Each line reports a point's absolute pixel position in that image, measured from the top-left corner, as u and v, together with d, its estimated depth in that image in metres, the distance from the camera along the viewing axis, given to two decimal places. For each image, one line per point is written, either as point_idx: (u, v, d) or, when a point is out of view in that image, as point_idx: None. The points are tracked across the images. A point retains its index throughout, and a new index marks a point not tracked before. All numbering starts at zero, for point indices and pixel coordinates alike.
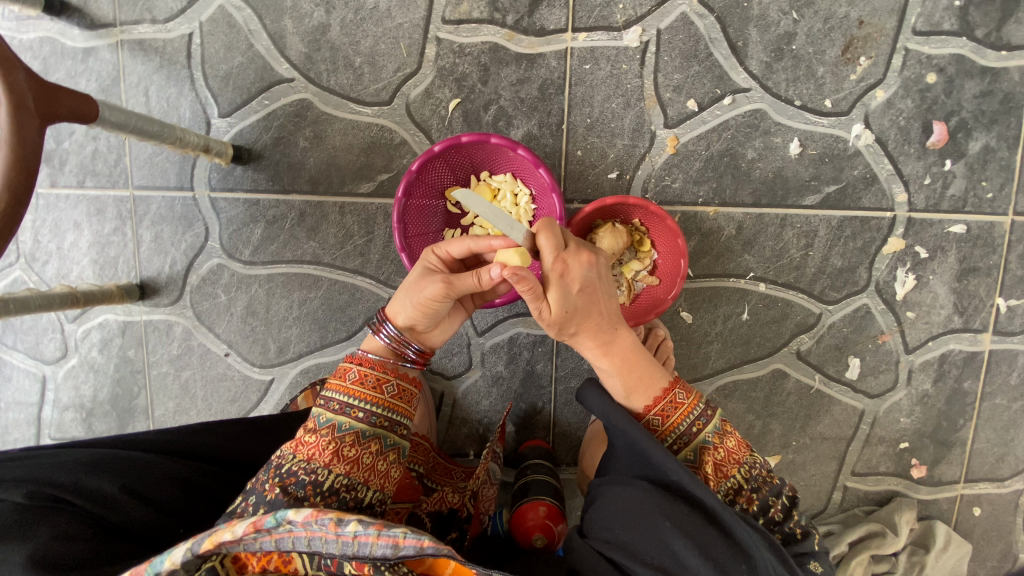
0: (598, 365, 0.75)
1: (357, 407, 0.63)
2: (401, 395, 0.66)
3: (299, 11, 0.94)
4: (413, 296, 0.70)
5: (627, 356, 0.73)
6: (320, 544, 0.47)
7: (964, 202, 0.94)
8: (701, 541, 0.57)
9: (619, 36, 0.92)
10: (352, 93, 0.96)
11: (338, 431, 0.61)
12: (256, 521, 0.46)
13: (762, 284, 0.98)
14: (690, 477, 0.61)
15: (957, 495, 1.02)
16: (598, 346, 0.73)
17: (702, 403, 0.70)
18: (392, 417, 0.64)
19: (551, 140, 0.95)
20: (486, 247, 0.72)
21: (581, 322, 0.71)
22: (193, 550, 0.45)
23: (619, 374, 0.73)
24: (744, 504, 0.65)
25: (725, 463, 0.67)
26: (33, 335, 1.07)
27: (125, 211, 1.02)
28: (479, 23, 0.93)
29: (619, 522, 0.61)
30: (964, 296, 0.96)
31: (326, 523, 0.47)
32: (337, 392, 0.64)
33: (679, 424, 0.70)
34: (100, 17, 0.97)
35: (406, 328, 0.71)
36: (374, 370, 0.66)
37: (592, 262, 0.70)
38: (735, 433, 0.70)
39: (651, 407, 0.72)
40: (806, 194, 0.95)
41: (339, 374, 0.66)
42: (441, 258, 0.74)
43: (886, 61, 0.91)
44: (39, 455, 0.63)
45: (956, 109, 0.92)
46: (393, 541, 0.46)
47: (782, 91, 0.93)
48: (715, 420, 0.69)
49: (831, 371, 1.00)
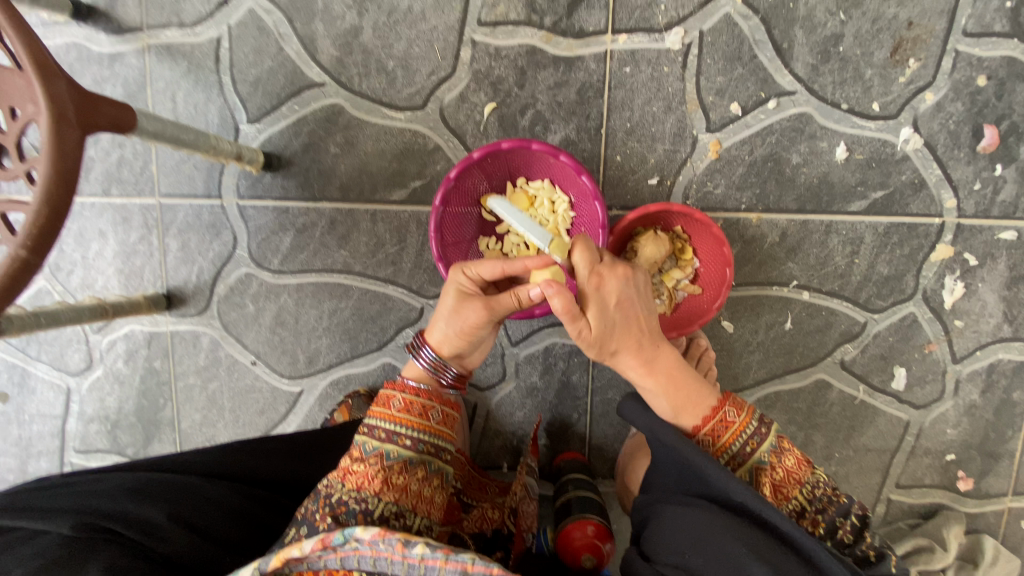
0: (642, 386, 0.70)
1: (404, 434, 0.62)
2: (445, 421, 0.67)
3: (330, 14, 0.92)
4: (455, 322, 0.70)
5: (672, 373, 0.68)
6: (386, 565, 0.47)
7: (1015, 208, 0.91)
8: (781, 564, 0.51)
9: (661, 39, 0.89)
10: (384, 97, 0.93)
11: (387, 459, 0.60)
12: (325, 538, 0.47)
13: (806, 292, 0.95)
14: (756, 497, 0.56)
15: (1005, 508, 1.00)
16: (641, 364, 0.68)
17: (755, 420, 0.65)
18: (438, 443, 0.65)
19: (590, 144, 0.93)
20: (521, 268, 0.69)
21: (621, 339, 0.67)
22: (260, 569, 0.46)
23: (666, 392, 0.68)
24: (809, 527, 0.61)
25: (784, 484, 0.62)
26: (57, 346, 1.05)
27: (151, 219, 1.00)
28: (516, 25, 0.90)
29: (686, 546, 0.55)
30: (1015, 304, 0.94)
31: (393, 543, 0.47)
32: (380, 420, 0.63)
33: (732, 444, 0.65)
34: (127, 21, 0.95)
35: (450, 356, 0.72)
36: (419, 398, 0.65)
37: (630, 275, 0.68)
38: (794, 450, 0.64)
39: (702, 427, 0.66)
40: (852, 199, 0.92)
41: (382, 401, 0.64)
42: (471, 279, 0.71)
43: (936, 63, 0.89)
44: (78, 483, 0.61)
45: (1008, 112, 0.89)
46: (461, 566, 0.45)
47: (828, 94, 0.90)
48: (770, 438, 0.64)
49: (875, 381, 0.97)
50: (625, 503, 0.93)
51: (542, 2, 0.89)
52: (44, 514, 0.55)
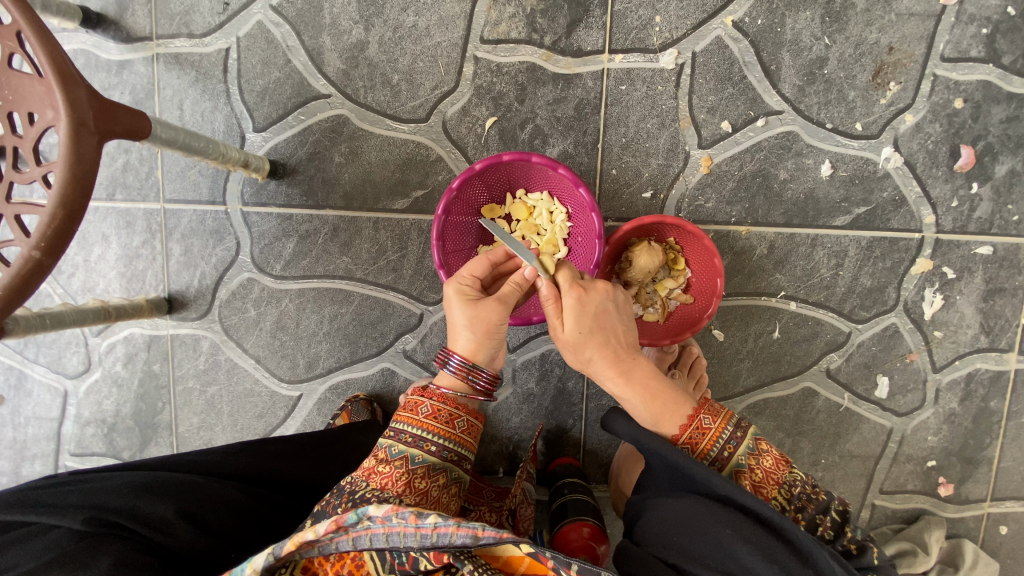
0: (618, 396, 0.71)
1: (430, 440, 0.64)
2: (469, 431, 0.67)
3: (338, 28, 0.95)
4: (477, 325, 0.70)
5: (648, 384, 0.69)
6: (399, 539, 0.50)
7: (990, 224, 0.96)
8: (765, 547, 0.53)
9: (655, 58, 0.94)
10: (389, 109, 0.96)
11: (411, 463, 0.62)
12: (339, 519, 0.49)
13: (794, 303, 0.99)
14: (739, 488, 0.58)
15: (984, 513, 1.03)
16: (618, 372, 0.70)
17: (731, 425, 0.66)
18: (461, 452, 0.66)
19: (587, 158, 0.96)
20: (503, 254, 0.77)
21: (597, 347, 0.69)
22: (275, 553, 0.48)
23: (643, 400, 0.69)
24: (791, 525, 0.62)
25: (764, 484, 0.64)
26: (56, 349, 1.06)
27: (155, 224, 1.01)
28: (517, 43, 0.94)
29: (675, 530, 0.58)
30: (991, 316, 0.98)
31: (406, 516, 0.49)
32: (408, 425, 0.65)
33: (710, 449, 0.66)
34: (137, 30, 0.98)
35: (484, 361, 0.71)
36: (446, 406, 0.66)
37: (609, 290, 0.71)
38: (772, 450, 0.66)
39: (680, 436, 0.67)
40: (837, 214, 0.96)
41: (411, 407, 0.67)
42: (470, 283, 0.74)
43: (915, 86, 0.93)
44: (87, 481, 0.62)
45: (983, 133, 0.94)
46: (473, 532, 0.49)
47: (814, 114, 0.94)
48: (747, 440, 0.65)
49: (859, 390, 1.01)
50: (620, 507, 0.95)
51: (542, 21, 0.93)
52: (54, 509, 0.56)
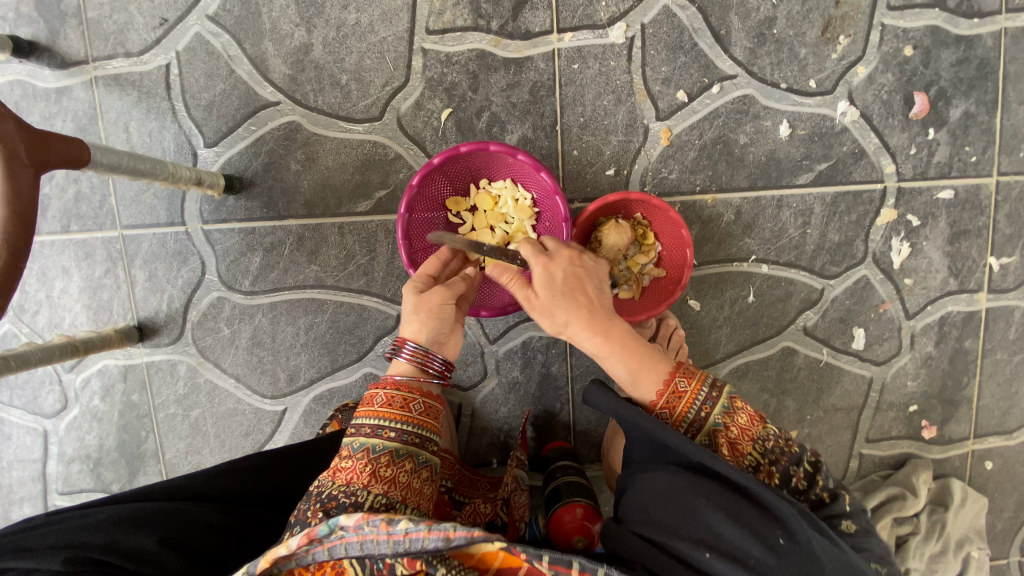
0: (599, 356, 0.69)
1: (388, 427, 0.64)
2: (428, 412, 0.68)
3: (279, 33, 0.93)
4: (420, 309, 0.72)
5: (628, 343, 0.68)
6: (372, 546, 0.50)
7: (950, 167, 0.97)
8: (738, 513, 0.55)
9: (604, 34, 0.93)
10: (341, 111, 0.94)
11: (373, 452, 0.62)
12: (310, 532, 0.49)
13: (765, 265, 0.99)
14: (715, 458, 0.57)
15: (969, 450, 1.06)
16: (596, 334, 0.67)
17: (707, 385, 0.65)
18: (423, 434, 0.66)
19: (547, 141, 0.95)
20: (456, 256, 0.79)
21: (571, 310, 0.68)
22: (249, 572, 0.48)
23: (622, 359, 0.67)
24: (766, 480, 0.62)
25: (740, 440, 0.63)
26: (30, 389, 1.04)
27: (115, 251, 0.99)
28: (463, 31, 0.92)
29: (653, 502, 0.58)
30: (958, 259, 0.99)
31: (377, 523, 0.49)
32: (368, 418, 0.66)
33: (688, 413, 0.65)
34: (71, 55, 0.94)
35: (430, 344, 0.72)
36: (401, 391, 0.68)
37: (576, 256, 0.72)
38: (747, 407, 0.65)
39: (658, 400, 0.66)
40: (799, 173, 0.97)
41: (367, 401, 0.67)
42: (422, 278, 0.76)
43: (865, 37, 0.94)
44: (66, 519, 0.61)
45: (935, 78, 0.94)
46: (444, 534, 0.49)
47: (767, 75, 0.94)
48: (723, 400, 0.64)
49: (838, 343, 1.02)
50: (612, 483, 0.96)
51: (487, 7, 0.92)
52: (32, 553, 0.55)
